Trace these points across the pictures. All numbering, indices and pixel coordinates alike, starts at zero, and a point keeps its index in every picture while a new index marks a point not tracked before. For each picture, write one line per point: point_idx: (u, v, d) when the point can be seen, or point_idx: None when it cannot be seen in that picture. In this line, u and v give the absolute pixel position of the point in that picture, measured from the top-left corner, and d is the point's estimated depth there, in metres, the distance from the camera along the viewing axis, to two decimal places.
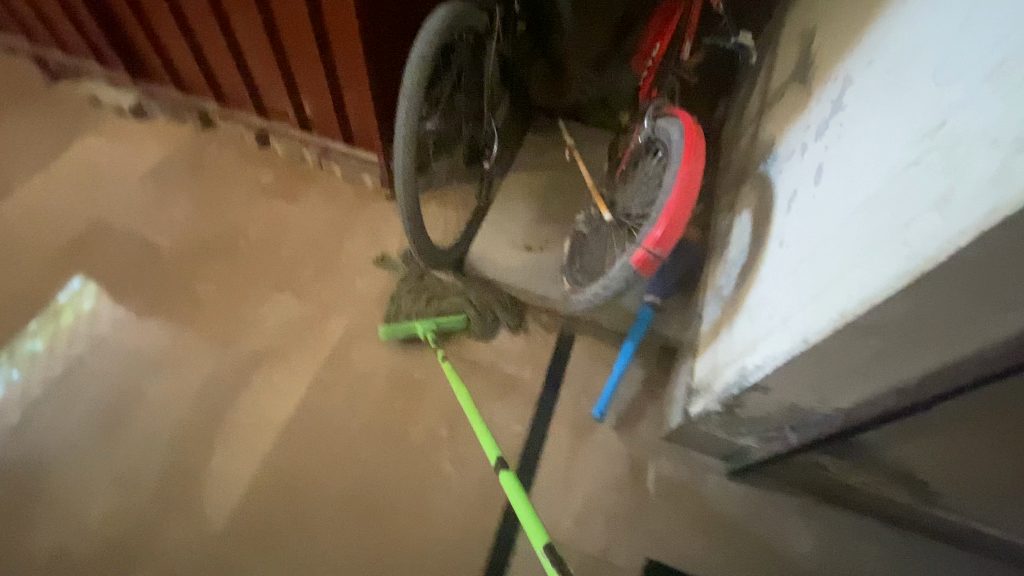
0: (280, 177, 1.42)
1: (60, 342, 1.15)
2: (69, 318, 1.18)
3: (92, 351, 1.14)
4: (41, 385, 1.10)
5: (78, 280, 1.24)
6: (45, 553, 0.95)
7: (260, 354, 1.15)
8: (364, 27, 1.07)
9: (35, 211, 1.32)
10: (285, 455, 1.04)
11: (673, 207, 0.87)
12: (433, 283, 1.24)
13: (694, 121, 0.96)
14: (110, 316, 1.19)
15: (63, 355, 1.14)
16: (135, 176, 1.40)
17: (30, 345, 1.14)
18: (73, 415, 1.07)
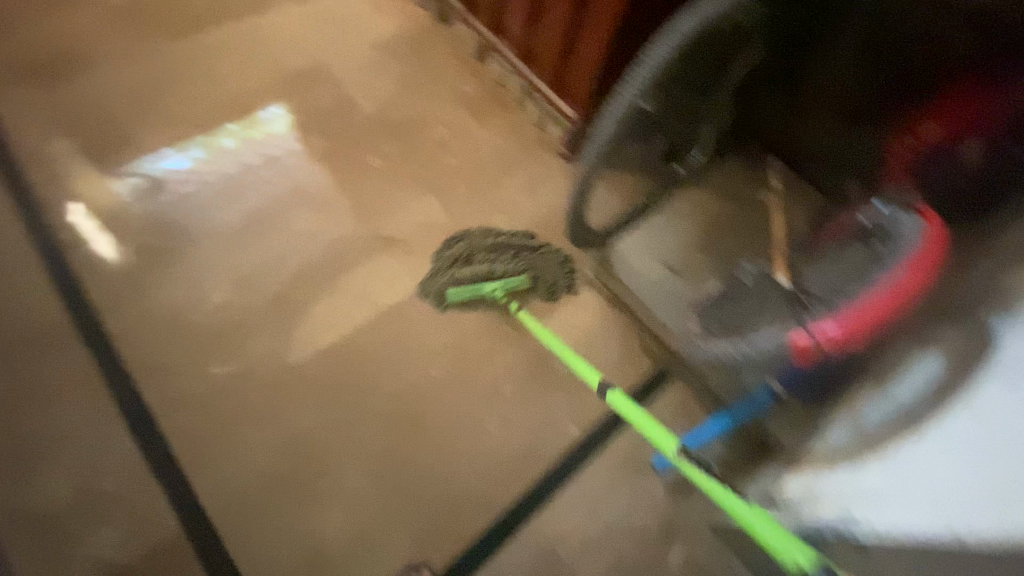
0: (479, 94, 1.44)
1: (247, 148, 1.26)
2: (262, 134, 1.28)
3: (265, 169, 1.24)
4: (220, 176, 1.22)
5: (281, 106, 1.33)
6: (158, 306, 1.06)
7: (391, 241, 1.20)
8: None
9: (274, 29, 1.42)
10: (368, 337, 1.09)
11: (864, 311, 0.76)
12: (475, 248, 1.16)
13: (943, 231, 0.80)
14: (289, 147, 1.28)
15: (246, 162, 1.24)
16: (367, 35, 1.48)
17: (226, 141, 1.26)
18: (231, 213, 1.18)
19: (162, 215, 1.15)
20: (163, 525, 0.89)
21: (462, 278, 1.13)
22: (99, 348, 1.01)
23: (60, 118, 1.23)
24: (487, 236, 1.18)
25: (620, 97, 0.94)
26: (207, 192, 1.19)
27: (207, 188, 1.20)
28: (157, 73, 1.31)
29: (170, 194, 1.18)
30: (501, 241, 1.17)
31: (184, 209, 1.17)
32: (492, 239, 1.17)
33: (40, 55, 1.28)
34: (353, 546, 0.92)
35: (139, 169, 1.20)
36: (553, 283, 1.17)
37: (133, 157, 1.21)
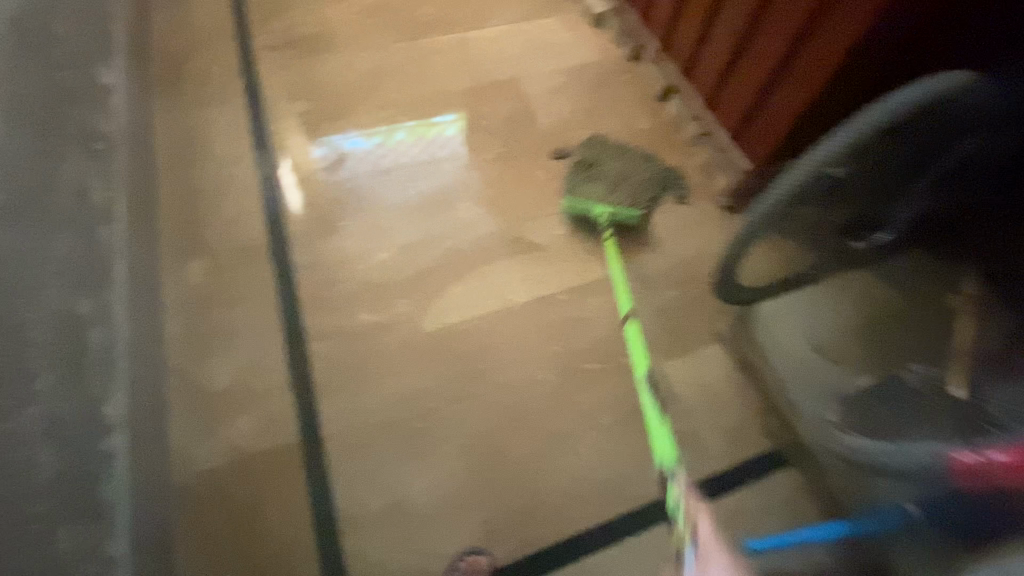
0: (652, 132, 1.48)
1: (421, 143, 1.40)
2: (428, 133, 1.42)
3: (425, 162, 1.38)
4: (397, 164, 1.37)
5: (454, 113, 1.46)
6: (331, 249, 1.23)
7: (536, 245, 1.27)
8: (853, 55, 1.01)
9: (486, 43, 1.59)
10: (493, 326, 1.15)
11: None
12: (604, 167, 1.32)
13: None
14: (456, 150, 1.40)
15: (408, 153, 1.39)
16: (562, 60, 1.59)
17: (401, 134, 1.42)
18: (386, 191, 1.32)
19: (346, 184, 1.33)
20: (286, 432, 1.02)
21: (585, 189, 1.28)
22: (281, 272, 1.19)
23: (306, 83, 1.49)
24: (613, 153, 1.35)
25: (808, 161, 0.92)
26: (385, 173, 1.35)
27: (385, 171, 1.35)
28: (385, 62, 1.54)
29: (352, 168, 1.35)
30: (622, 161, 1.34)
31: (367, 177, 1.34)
32: (614, 157, 1.34)
33: (305, 33, 1.57)
34: (431, 510, 0.97)
35: (328, 143, 1.39)
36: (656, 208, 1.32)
37: (327, 132, 1.41)
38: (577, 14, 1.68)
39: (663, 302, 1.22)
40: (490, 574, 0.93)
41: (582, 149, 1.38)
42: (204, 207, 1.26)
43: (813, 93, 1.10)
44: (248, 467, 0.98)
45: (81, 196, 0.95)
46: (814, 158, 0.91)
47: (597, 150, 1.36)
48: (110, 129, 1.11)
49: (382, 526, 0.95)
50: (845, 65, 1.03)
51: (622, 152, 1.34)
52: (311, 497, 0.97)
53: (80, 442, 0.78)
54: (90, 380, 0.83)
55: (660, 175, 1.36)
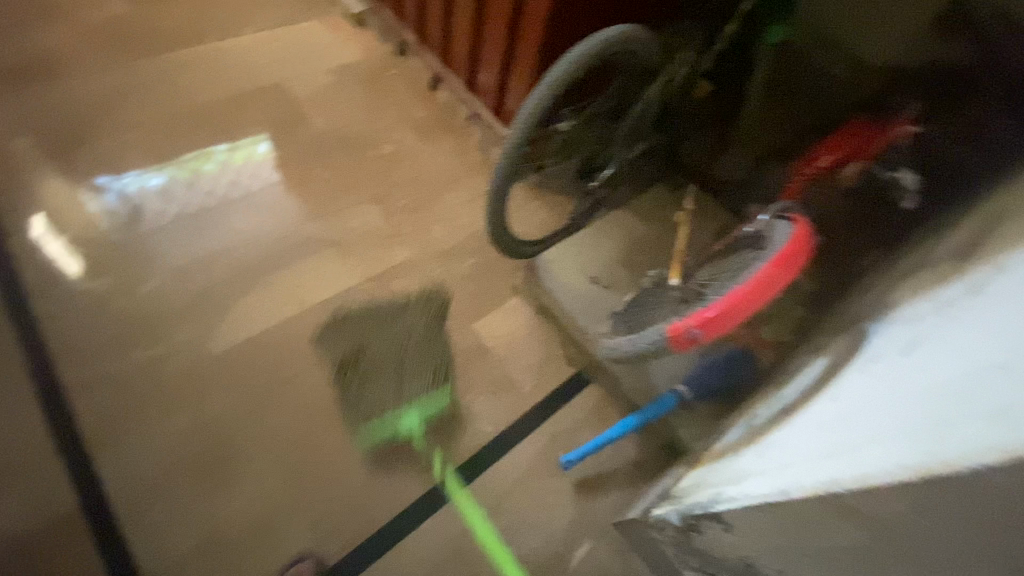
0: (429, 118, 1.55)
1: (230, 170, 1.32)
2: (237, 162, 1.34)
3: (234, 192, 1.29)
4: (202, 196, 1.27)
5: (265, 135, 1.40)
6: (89, 293, 1.10)
7: (327, 244, 1.26)
8: (556, 22, 1.18)
9: (243, 52, 1.53)
10: (294, 332, 1.12)
11: (739, 299, 0.81)
12: (363, 362, 1.10)
13: (811, 231, 0.89)
14: (268, 172, 1.34)
15: (216, 186, 1.29)
16: (329, 61, 1.59)
17: (207, 165, 1.32)
18: (190, 230, 1.21)
19: (142, 228, 1.20)
20: (63, 501, 0.90)
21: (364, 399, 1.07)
22: (29, 331, 1.04)
23: (25, 117, 1.30)
24: (365, 341, 1.13)
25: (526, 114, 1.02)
26: (190, 207, 1.25)
27: (190, 206, 1.25)
28: (125, 82, 1.40)
29: (152, 210, 1.23)
30: (396, 355, 1.12)
31: (143, 212, 1.22)
32: (376, 349, 1.12)
33: (15, 60, 1.36)
34: (254, 530, 0.93)
35: (113, 186, 1.24)
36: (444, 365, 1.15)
37: (107, 173, 1.26)
38: (338, 15, 1.69)
39: (462, 271, 1.29)
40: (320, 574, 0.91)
41: (329, 338, 1.12)
42: None
43: (538, 59, 1.25)
44: (16, 554, 0.85)
45: None
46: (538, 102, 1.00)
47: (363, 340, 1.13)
48: None
49: (199, 565, 0.89)
50: (555, 33, 1.20)
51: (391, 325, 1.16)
52: (105, 562, 0.87)
53: None
54: None
55: (419, 309, 1.21)
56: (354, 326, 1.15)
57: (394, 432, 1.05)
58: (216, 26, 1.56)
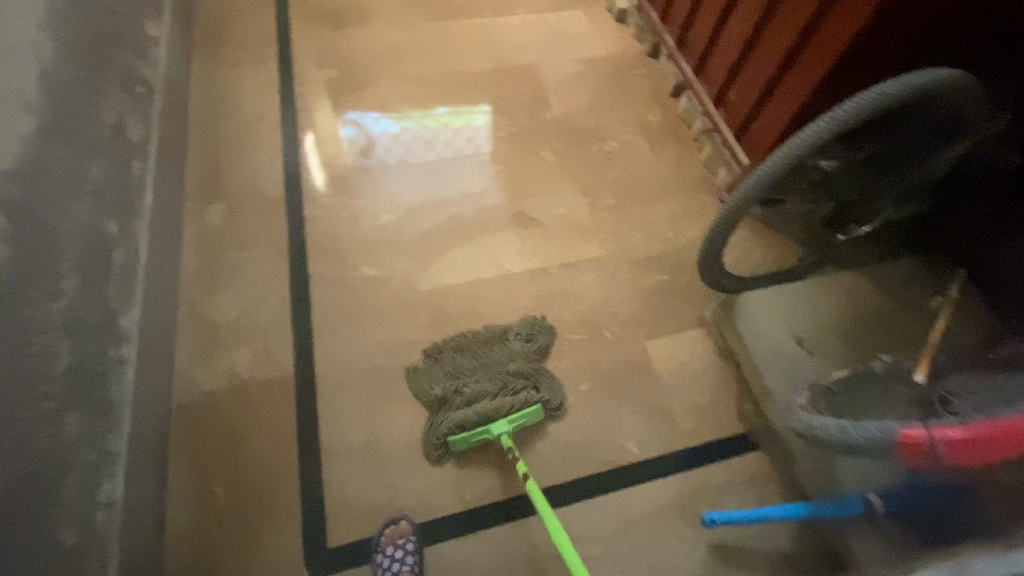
0: (661, 125, 1.52)
1: (426, 132, 1.44)
2: (461, 123, 1.46)
3: (427, 155, 1.40)
4: (398, 150, 1.40)
5: (479, 104, 1.51)
6: (341, 207, 1.30)
7: (532, 222, 1.32)
8: (839, 68, 1.07)
9: (509, 30, 1.66)
10: (484, 293, 1.21)
11: (987, 435, 0.74)
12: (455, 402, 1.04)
13: None
14: (469, 147, 1.42)
15: (432, 138, 1.43)
16: (580, 54, 1.65)
17: (407, 121, 1.45)
18: (427, 175, 1.36)
19: (355, 163, 1.37)
20: (284, 365, 1.09)
21: (465, 422, 1.01)
22: (294, 221, 1.26)
23: (331, 51, 1.55)
24: (458, 384, 1.07)
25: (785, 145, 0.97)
26: (391, 157, 1.39)
27: (391, 155, 1.39)
28: (409, 40, 1.59)
29: (357, 151, 1.39)
30: (485, 379, 1.08)
31: (387, 151, 1.40)
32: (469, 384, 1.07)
33: (338, 7, 1.64)
34: (408, 450, 1.03)
35: (353, 121, 1.44)
36: (543, 391, 1.08)
37: (356, 111, 1.46)
38: (601, 10, 1.74)
39: (652, 284, 1.24)
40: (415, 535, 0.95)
41: (428, 374, 1.09)
42: (228, 157, 1.33)
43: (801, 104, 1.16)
44: (243, 393, 1.05)
45: (118, 131, 1.04)
46: (786, 155, 0.95)
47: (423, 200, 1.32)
48: (150, 76, 1.21)
49: (358, 462, 1.01)
50: (830, 77, 1.09)
51: (481, 345, 1.12)
52: (296, 427, 1.03)
53: (99, 342, 0.86)
54: (113, 290, 0.92)
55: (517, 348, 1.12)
56: (444, 370, 1.10)
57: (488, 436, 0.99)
58: (494, 3, 1.71)
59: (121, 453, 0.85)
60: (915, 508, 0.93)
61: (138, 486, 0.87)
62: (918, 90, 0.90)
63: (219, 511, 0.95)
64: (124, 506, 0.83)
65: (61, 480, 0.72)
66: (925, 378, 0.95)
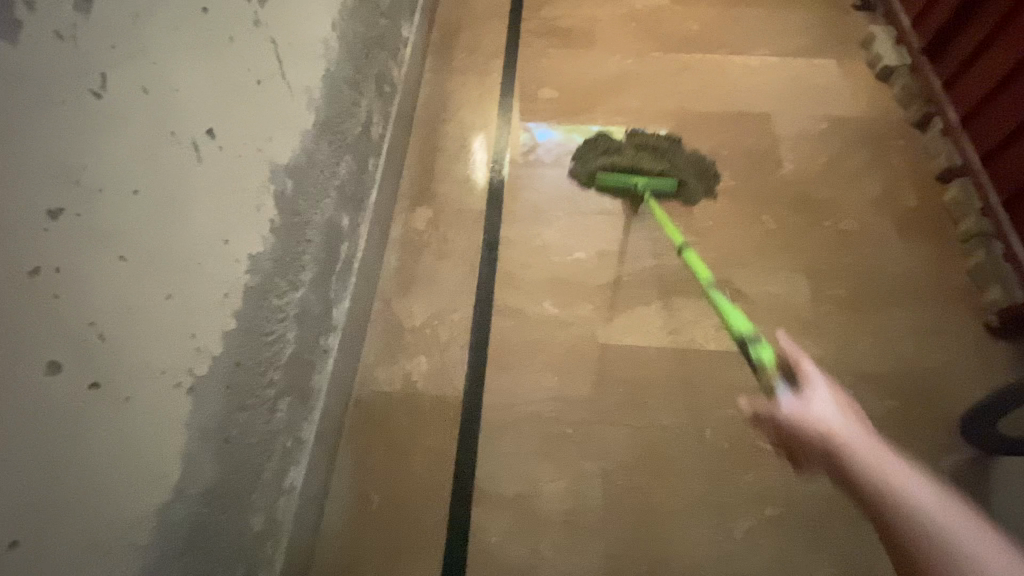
0: (917, 213, 1.27)
1: None
2: None
3: None
4: (561, 163, 1.36)
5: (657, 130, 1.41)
6: (538, 232, 1.26)
7: (738, 294, 1.16)
8: None
9: (746, 73, 1.50)
10: (671, 363, 1.09)
11: None
12: (616, 154, 1.28)
13: None
14: None
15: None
16: (826, 112, 1.43)
17: (575, 134, 1.40)
18: (590, 196, 1.30)
19: (530, 177, 1.34)
20: (455, 385, 1.07)
21: (611, 166, 1.27)
22: (491, 238, 1.25)
23: (555, 68, 1.52)
24: (630, 149, 1.28)
25: None
26: (558, 174, 1.34)
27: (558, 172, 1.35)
28: (635, 68, 1.51)
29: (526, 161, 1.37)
30: (648, 152, 1.28)
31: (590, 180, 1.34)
32: (635, 152, 1.28)
33: (568, 26, 1.60)
34: (561, 516, 0.95)
35: (532, 132, 1.41)
36: (689, 183, 1.26)
37: (537, 122, 1.43)
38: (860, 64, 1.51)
39: (877, 408, 1.03)
40: None
41: (597, 146, 1.30)
42: (441, 161, 1.36)
43: None
44: (412, 405, 1.05)
45: (365, 129, 1.09)
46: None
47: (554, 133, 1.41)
48: (396, 76, 1.27)
49: (507, 512, 0.96)
50: None
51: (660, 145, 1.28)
52: (455, 454, 1.01)
53: (314, 334, 0.89)
54: (332, 285, 0.95)
55: (689, 166, 1.28)
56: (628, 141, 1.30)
57: (626, 183, 1.26)
58: (734, 41, 1.56)
59: (309, 441, 0.88)
60: None
61: (312, 478, 0.90)
62: None
63: (371, 520, 0.95)
64: (299, 497, 0.85)
65: (263, 466, 0.75)
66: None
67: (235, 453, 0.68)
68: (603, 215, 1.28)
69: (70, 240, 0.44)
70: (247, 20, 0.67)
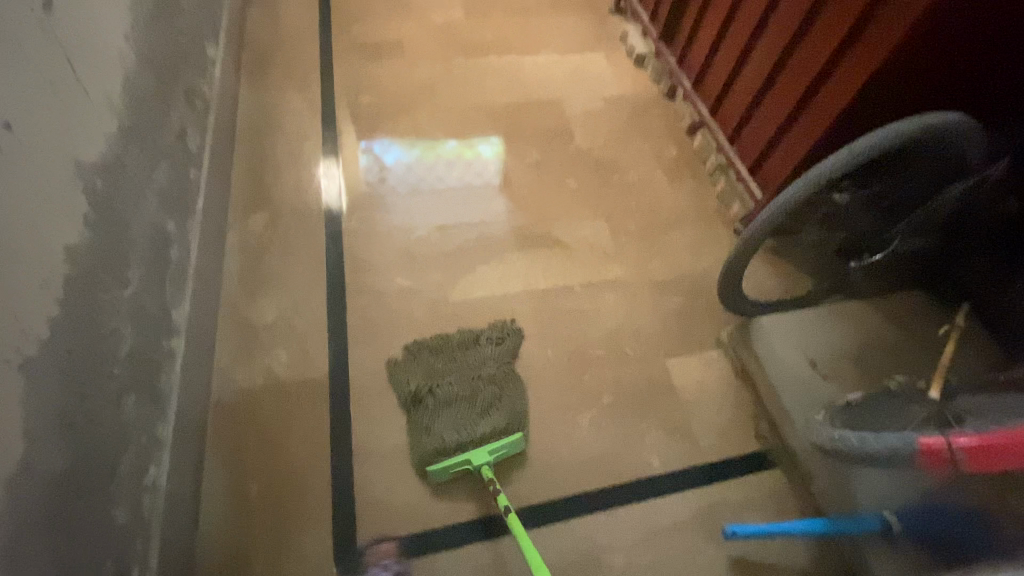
0: (677, 159, 1.62)
1: (434, 162, 1.50)
2: (470, 155, 1.53)
3: (439, 185, 1.45)
4: (405, 177, 1.45)
5: (491, 138, 1.58)
6: (377, 220, 1.36)
7: (557, 242, 1.38)
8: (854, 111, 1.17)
9: (536, 68, 1.78)
10: (511, 307, 1.26)
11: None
12: (433, 393, 1.10)
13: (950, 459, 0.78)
14: (486, 176, 1.49)
15: (443, 172, 1.48)
16: (602, 93, 1.76)
17: (414, 150, 1.52)
18: (440, 203, 1.42)
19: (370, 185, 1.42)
20: (319, 365, 1.13)
21: (444, 446, 1.03)
22: (333, 233, 1.32)
23: (371, 79, 1.65)
24: (437, 375, 1.13)
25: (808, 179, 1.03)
26: (404, 182, 1.44)
27: (404, 181, 1.45)
28: (443, 73, 1.71)
29: (371, 180, 1.44)
30: (447, 360, 1.15)
31: (427, 178, 1.47)
32: (435, 361, 1.15)
33: (377, 40, 1.75)
34: (436, 453, 1.06)
35: (370, 150, 1.50)
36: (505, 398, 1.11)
37: (369, 139, 1.52)
38: (620, 54, 1.87)
39: (672, 307, 1.30)
40: (398, 555, 0.96)
41: (404, 365, 1.14)
42: (271, 171, 1.40)
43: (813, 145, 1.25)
44: (279, 392, 1.08)
45: (180, 139, 1.11)
46: (795, 191, 1.03)
47: (393, 149, 1.51)
48: (206, 93, 1.29)
49: (389, 464, 1.04)
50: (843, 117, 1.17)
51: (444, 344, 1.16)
52: (330, 425, 1.06)
53: (154, 332, 0.90)
54: (167, 286, 0.96)
55: (487, 350, 1.17)
56: (426, 363, 1.15)
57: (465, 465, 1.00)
58: (521, 44, 1.83)
59: (167, 440, 0.88)
60: (936, 527, 0.96)
61: (179, 478, 0.90)
62: (930, 129, 0.97)
63: (253, 507, 0.96)
64: (167, 492, 0.85)
65: (118, 458, 0.75)
66: (939, 396, 1.00)
67: (82, 441, 0.68)
68: (434, 198, 1.42)
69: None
70: (38, 27, 0.71)
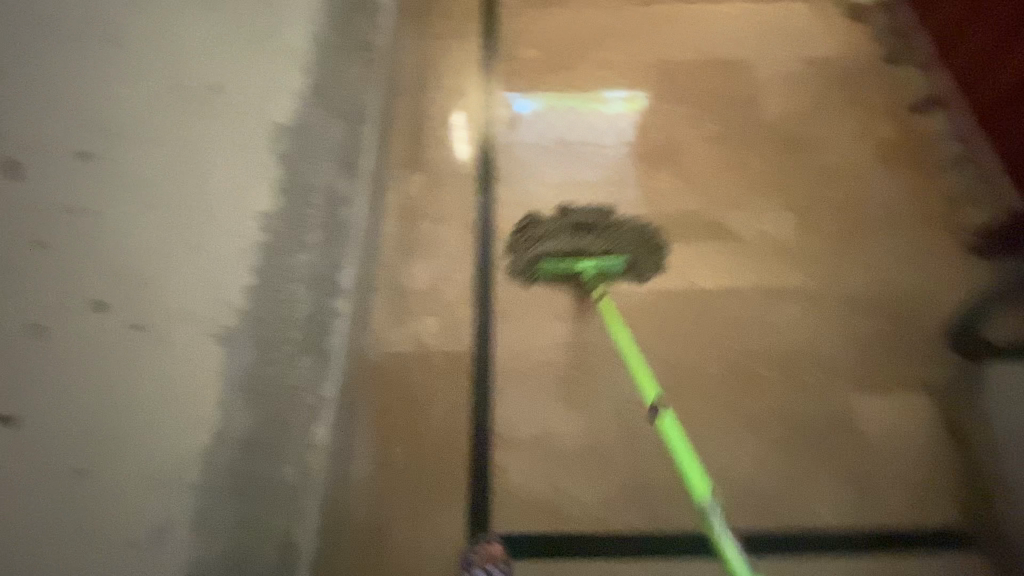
0: (894, 144, 1.31)
1: (563, 117, 1.38)
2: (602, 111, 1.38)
3: (567, 143, 1.34)
4: (535, 132, 1.36)
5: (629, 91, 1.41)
6: (532, 191, 1.28)
7: (731, 234, 1.20)
8: None
9: (723, 21, 1.52)
10: (670, 304, 1.13)
11: None
12: (552, 240, 1.13)
13: None
14: (618, 138, 1.33)
15: (571, 128, 1.36)
16: (802, 54, 1.46)
17: (541, 100, 1.41)
18: (569, 166, 1.31)
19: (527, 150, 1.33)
20: (465, 340, 1.10)
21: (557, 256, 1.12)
22: (486, 200, 1.26)
23: (534, 28, 1.52)
24: (559, 226, 1.14)
25: None
26: (538, 141, 1.35)
27: (535, 139, 1.35)
28: (614, 23, 1.52)
29: (502, 135, 1.36)
30: (587, 231, 1.12)
31: (560, 137, 1.35)
32: (569, 232, 1.12)
33: None
34: (576, 453, 1.00)
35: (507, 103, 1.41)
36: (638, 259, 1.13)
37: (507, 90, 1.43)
38: (832, 5, 1.53)
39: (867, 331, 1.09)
40: (504, 560, 0.89)
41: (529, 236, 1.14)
42: (429, 127, 1.36)
43: None
44: (425, 361, 1.08)
45: (354, 94, 1.09)
46: None
47: (525, 100, 1.41)
48: (377, 43, 1.26)
49: (527, 454, 1.00)
50: None
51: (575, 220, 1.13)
52: (471, 403, 1.04)
53: (324, 294, 0.91)
54: (336, 248, 0.96)
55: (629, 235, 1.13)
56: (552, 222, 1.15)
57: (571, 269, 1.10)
58: None
59: (330, 397, 0.90)
60: None
61: (336, 436, 0.93)
62: None
63: (395, 472, 0.98)
64: (325, 450, 0.87)
65: (291, 420, 0.78)
66: None
67: (265, 404, 0.70)
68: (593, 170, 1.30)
69: (61, 182, 0.55)
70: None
